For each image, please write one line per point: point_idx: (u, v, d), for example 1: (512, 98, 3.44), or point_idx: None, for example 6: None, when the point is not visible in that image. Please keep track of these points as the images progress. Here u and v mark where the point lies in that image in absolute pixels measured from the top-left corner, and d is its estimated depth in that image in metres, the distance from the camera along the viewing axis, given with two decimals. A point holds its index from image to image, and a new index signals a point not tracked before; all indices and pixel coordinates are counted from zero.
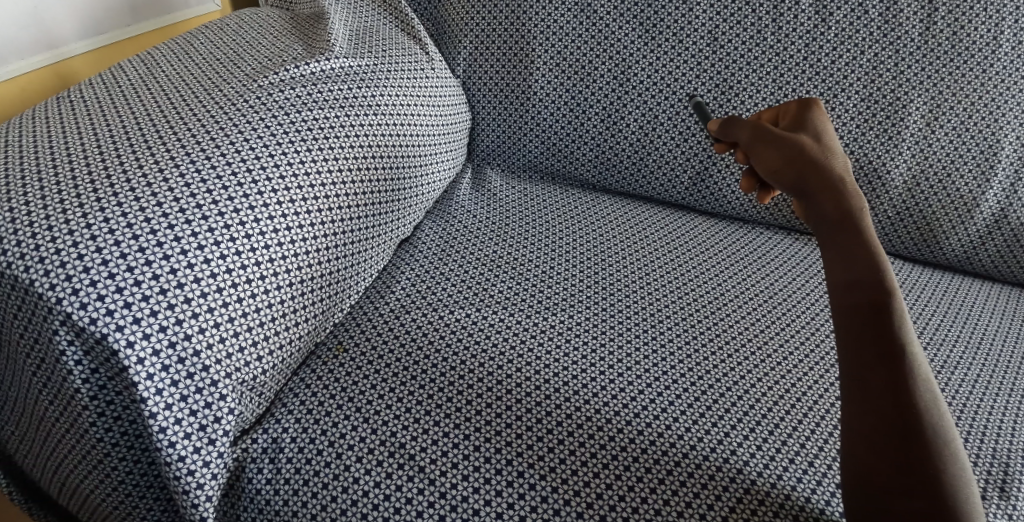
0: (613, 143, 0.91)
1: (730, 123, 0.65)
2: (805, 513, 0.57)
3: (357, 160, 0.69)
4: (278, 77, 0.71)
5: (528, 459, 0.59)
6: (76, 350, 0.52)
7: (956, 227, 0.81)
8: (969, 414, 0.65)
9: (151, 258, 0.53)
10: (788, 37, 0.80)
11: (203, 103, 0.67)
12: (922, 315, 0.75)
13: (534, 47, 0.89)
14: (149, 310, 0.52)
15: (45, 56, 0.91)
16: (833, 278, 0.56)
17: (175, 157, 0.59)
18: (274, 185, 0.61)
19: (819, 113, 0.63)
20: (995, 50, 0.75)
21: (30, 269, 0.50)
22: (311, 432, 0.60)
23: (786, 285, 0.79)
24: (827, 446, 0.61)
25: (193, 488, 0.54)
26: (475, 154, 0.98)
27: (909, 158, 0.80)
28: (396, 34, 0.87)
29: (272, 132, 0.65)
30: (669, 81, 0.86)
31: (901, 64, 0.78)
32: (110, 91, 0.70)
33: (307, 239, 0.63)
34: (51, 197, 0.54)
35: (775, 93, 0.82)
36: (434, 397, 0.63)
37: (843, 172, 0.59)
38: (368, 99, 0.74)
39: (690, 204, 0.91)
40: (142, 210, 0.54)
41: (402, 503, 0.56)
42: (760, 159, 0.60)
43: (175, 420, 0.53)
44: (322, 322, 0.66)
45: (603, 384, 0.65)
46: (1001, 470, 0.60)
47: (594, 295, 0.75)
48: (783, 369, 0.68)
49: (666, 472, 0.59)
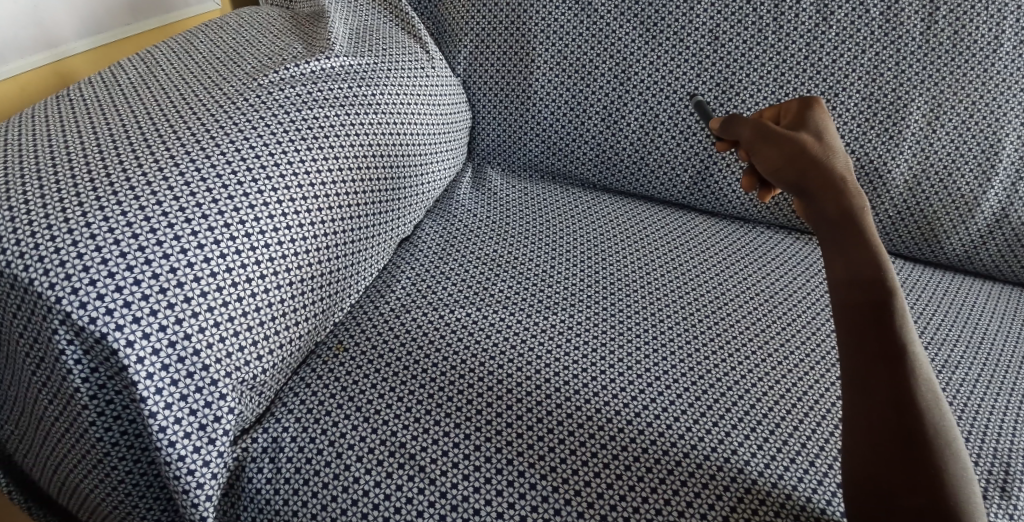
0: (614, 142, 0.91)
1: (732, 121, 0.64)
2: (805, 513, 0.57)
3: (357, 159, 0.69)
4: (278, 76, 0.71)
5: (528, 459, 0.59)
6: (76, 349, 0.51)
7: (957, 227, 0.81)
8: (970, 414, 0.65)
9: (150, 257, 0.53)
10: (789, 36, 0.80)
11: (203, 102, 0.67)
12: (923, 315, 0.75)
13: (535, 46, 0.89)
14: (149, 309, 0.52)
15: (44, 56, 0.91)
16: (834, 278, 0.56)
17: (175, 155, 0.59)
18: (273, 184, 0.61)
19: (821, 111, 0.63)
20: (996, 49, 0.74)
21: (30, 268, 0.50)
22: (311, 432, 0.60)
23: (786, 285, 0.78)
24: (828, 446, 0.61)
25: (192, 488, 0.54)
26: (475, 154, 0.98)
27: (910, 157, 0.80)
28: (396, 33, 0.87)
29: (272, 131, 0.64)
30: (670, 81, 0.86)
31: (902, 64, 0.77)
32: (109, 90, 0.70)
33: (306, 238, 0.62)
34: (51, 196, 0.53)
35: (776, 92, 0.82)
36: (435, 396, 0.63)
37: (844, 170, 0.58)
38: (367, 98, 0.73)
39: (691, 203, 0.91)
40: (142, 209, 0.54)
41: (402, 502, 0.56)
42: (761, 157, 0.60)
43: (175, 419, 0.53)
44: (322, 321, 0.66)
45: (603, 384, 0.65)
46: (1002, 470, 0.60)
47: (594, 294, 0.74)
48: (784, 369, 0.68)
49: (666, 472, 0.59)
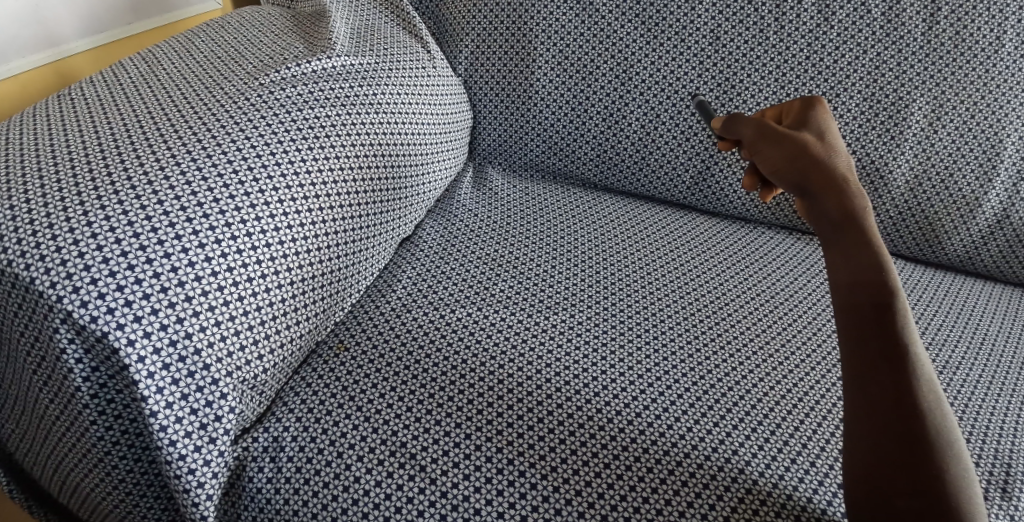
0: (615, 142, 0.90)
1: (733, 120, 0.64)
2: (806, 514, 0.57)
3: (358, 158, 0.69)
4: (278, 76, 0.71)
5: (528, 459, 0.59)
6: (76, 349, 0.51)
7: (958, 228, 0.81)
8: (971, 415, 0.65)
9: (151, 256, 0.53)
10: (791, 37, 0.80)
11: (204, 101, 0.67)
12: (925, 316, 0.75)
13: (536, 46, 0.89)
14: (149, 308, 0.51)
15: (45, 55, 0.91)
16: (836, 277, 0.56)
17: (176, 155, 0.59)
18: (274, 183, 0.61)
19: (823, 110, 0.63)
20: (998, 49, 0.74)
21: (31, 266, 0.50)
22: (312, 432, 0.60)
23: (787, 285, 0.78)
24: (829, 446, 0.61)
25: (193, 487, 0.54)
26: (476, 154, 0.98)
27: (911, 157, 0.80)
28: (397, 33, 0.87)
29: (273, 130, 0.64)
30: (671, 81, 0.85)
31: (903, 64, 0.77)
32: (110, 89, 0.70)
33: (308, 237, 0.62)
34: (52, 195, 0.53)
35: (777, 92, 0.82)
36: (435, 396, 0.63)
37: (845, 170, 0.58)
38: (368, 98, 0.73)
39: (692, 203, 0.91)
40: (142, 208, 0.54)
41: (403, 502, 0.56)
42: (762, 157, 0.60)
43: (175, 419, 0.53)
44: (322, 321, 0.66)
45: (604, 384, 0.65)
46: (1003, 471, 0.60)
47: (595, 294, 0.74)
48: (785, 369, 0.68)
49: (667, 472, 0.59)
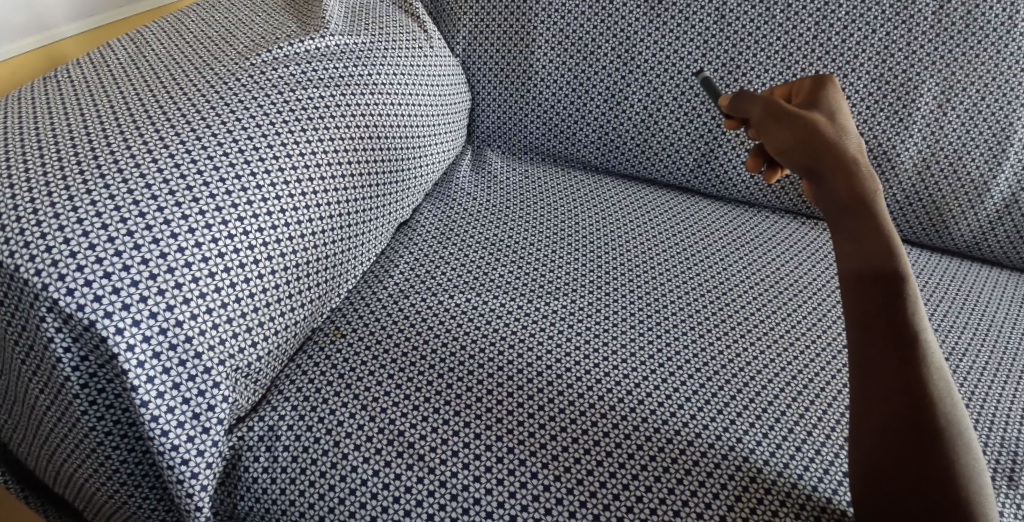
0: (617, 123, 0.89)
1: (742, 98, 0.62)
2: (812, 503, 0.56)
3: (354, 140, 0.67)
4: (270, 56, 0.69)
5: (528, 448, 0.58)
6: (65, 337, 0.50)
7: (967, 211, 0.79)
8: (979, 401, 0.63)
9: (140, 242, 0.51)
10: (797, 15, 0.78)
11: (193, 82, 0.65)
12: (931, 302, 0.74)
13: (536, 25, 0.87)
14: (139, 296, 0.50)
15: (36, 39, 0.89)
16: (846, 267, 0.55)
17: (166, 138, 0.57)
18: (267, 165, 0.60)
19: (834, 89, 0.61)
20: (1011, 29, 0.72)
21: (15, 254, 0.48)
22: (308, 419, 0.59)
23: (793, 270, 0.77)
24: (835, 435, 0.60)
25: (187, 478, 0.53)
26: (475, 136, 0.96)
27: (919, 140, 0.78)
28: (394, 12, 0.84)
29: (264, 112, 0.62)
30: (676, 60, 0.83)
31: (913, 44, 0.76)
32: (98, 71, 0.68)
33: (302, 221, 0.61)
34: (37, 180, 0.52)
35: (784, 71, 0.80)
36: (433, 384, 0.61)
37: (856, 152, 0.57)
38: (364, 77, 0.72)
39: (693, 185, 0.90)
40: (131, 193, 0.53)
41: (401, 491, 0.55)
42: (769, 136, 0.58)
43: (167, 408, 0.51)
44: (319, 307, 0.65)
45: (606, 370, 0.64)
46: (1011, 459, 0.59)
47: (595, 279, 0.73)
48: (790, 356, 0.67)
49: (669, 461, 0.58)
